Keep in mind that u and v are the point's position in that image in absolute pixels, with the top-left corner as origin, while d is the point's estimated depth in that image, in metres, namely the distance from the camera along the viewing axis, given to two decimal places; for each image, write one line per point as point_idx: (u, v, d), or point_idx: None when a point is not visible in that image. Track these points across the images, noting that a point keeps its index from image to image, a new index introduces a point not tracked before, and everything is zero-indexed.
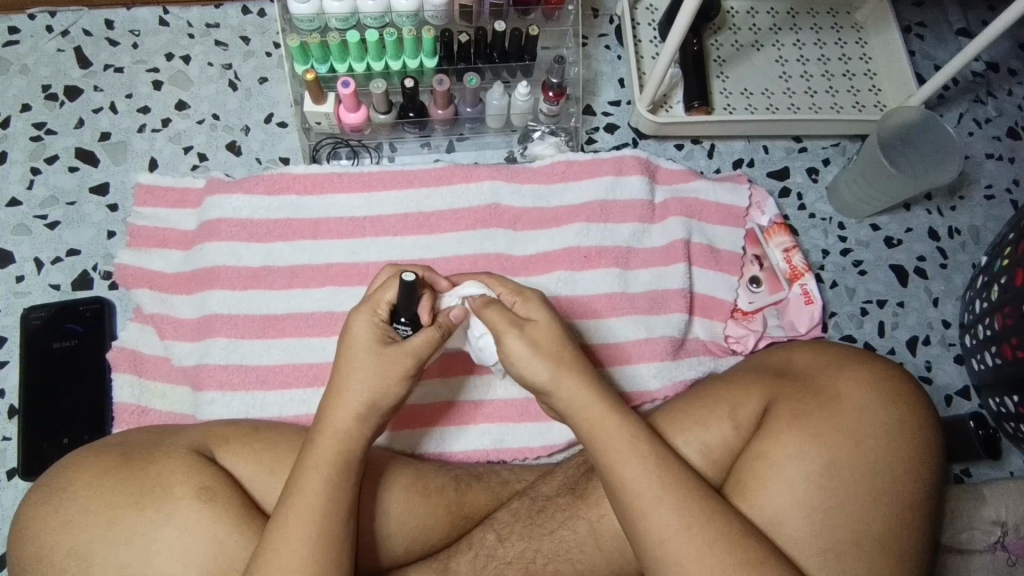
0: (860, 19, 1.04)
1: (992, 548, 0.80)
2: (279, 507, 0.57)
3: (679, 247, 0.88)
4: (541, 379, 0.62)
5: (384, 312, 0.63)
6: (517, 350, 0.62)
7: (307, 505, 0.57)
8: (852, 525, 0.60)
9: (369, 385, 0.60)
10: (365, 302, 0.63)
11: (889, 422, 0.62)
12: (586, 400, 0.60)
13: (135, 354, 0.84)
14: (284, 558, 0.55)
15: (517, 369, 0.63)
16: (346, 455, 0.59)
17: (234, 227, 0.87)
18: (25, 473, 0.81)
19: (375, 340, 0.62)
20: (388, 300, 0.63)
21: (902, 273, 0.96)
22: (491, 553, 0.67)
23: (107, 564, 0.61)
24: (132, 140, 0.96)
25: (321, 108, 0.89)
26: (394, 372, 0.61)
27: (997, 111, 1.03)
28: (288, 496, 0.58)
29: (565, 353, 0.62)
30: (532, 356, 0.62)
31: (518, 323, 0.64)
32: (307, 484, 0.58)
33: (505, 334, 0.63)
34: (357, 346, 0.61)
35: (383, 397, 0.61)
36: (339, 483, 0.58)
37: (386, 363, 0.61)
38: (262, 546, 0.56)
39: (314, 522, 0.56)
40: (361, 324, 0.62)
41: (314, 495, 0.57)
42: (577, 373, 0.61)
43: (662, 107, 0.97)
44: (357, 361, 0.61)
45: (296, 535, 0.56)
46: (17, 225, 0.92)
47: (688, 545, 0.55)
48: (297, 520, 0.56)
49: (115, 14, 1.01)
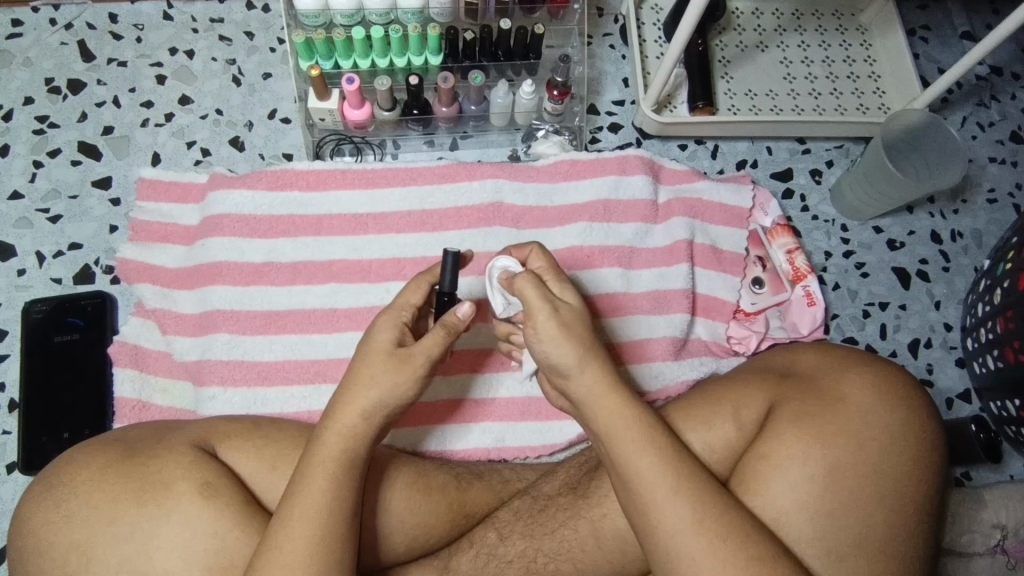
0: (864, 21, 1.04)
1: (992, 551, 0.80)
2: (282, 506, 0.57)
3: (682, 247, 0.88)
4: (568, 365, 0.61)
5: (407, 315, 0.65)
6: (547, 331, 0.62)
7: (311, 502, 0.57)
8: (856, 527, 0.60)
9: (383, 386, 0.61)
10: (392, 304, 0.65)
11: (893, 423, 0.62)
12: (607, 388, 0.61)
13: (136, 348, 0.84)
14: (287, 555, 0.55)
15: (545, 350, 0.62)
16: (352, 453, 0.59)
17: (237, 222, 0.87)
18: (25, 467, 0.81)
19: (394, 341, 0.63)
20: (411, 302, 0.65)
21: (905, 276, 0.96)
22: (492, 552, 0.67)
23: (108, 560, 0.61)
24: (136, 134, 0.96)
25: (325, 104, 0.88)
26: (405, 374, 0.61)
27: (1001, 115, 1.03)
28: (293, 494, 0.57)
29: (590, 338, 0.63)
30: (562, 337, 0.61)
31: (551, 303, 0.63)
32: (311, 482, 0.57)
33: (536, 314, 0.62)
34: (378, 342, 0.62)
35: (396, 401, 0.61)
36: (344, 480, 0.58)
37: (399, 363, 0.61)
38: (264, 543, 0.56)
39: (319, 520, 0.56)
40: (388, 321, 0.64)
41: (320, 494, 0.57)
42: (595, 359, 0.62)
43: (667, 107, 0.98)
44: (372, 357, 0.62)
45: (300, 533, 0.55)
46: (19, 218, 0.92)
47: (700, 537, 0.55)
48: (302, 518, 0.56)
49: (119, 8, 1.01)
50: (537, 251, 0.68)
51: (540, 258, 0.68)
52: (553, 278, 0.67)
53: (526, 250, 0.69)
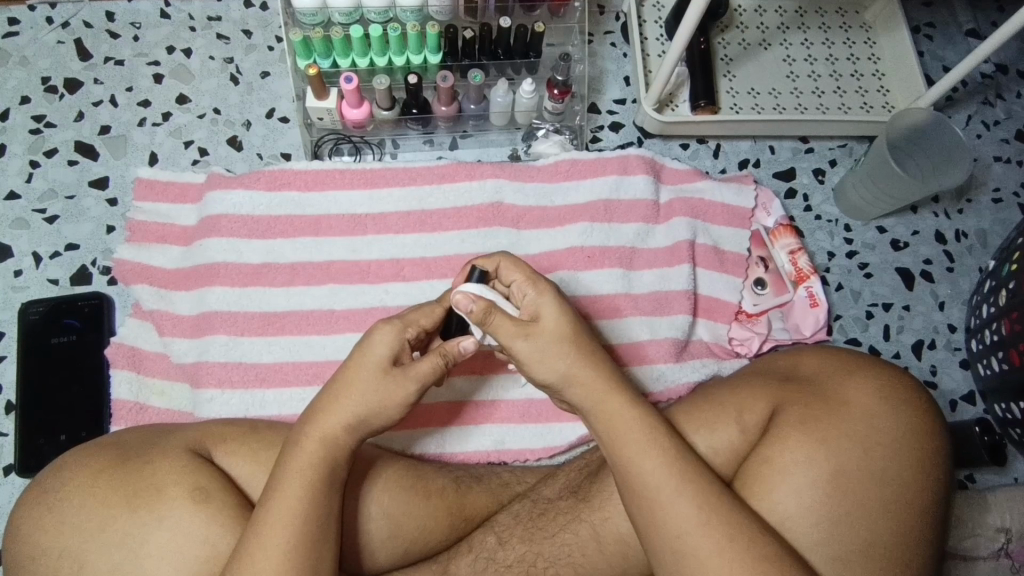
0: (868, 18, 1.03)
1: (996, 555, 0.79)
2: (261, 506, 0.57)
3: (684, 248, 0.87)
4: (554, 373, 0.61)
5: (412, 332, 0.63)
6: (526, 355, 0.61)
7: (287, 509, 0.56)
8: (861, 532, 0.59)
9: (365, 403, 0.60)
10: (398, 316, 0.63)
11: (899, 429, 0.61)
12: (605, 395, 0.60)
13: (134, 350, 0.84)
14: (260, 561, 0.54)
15: (531, 371, 0.62)
16: (327, 459, 0.59)
17: (235, 223, 0.86)
18: (22, 470, 0.81)
19: (387, 357, 0.61)
20: (420, 323, 0.64)
21: (909, 276, 0.95)
22: (491, 556, 0.66)
23: (99, 565, 0.60)
24: (133, 133, 0.95)
25: (322, 103, 0.87)
26: (391, 398, 0.61)
27: (1006, 113, 1.02)
28: (268, 497, 0.57)
29: (579, 348, 0.62)
30: (551, 351, 0.61)
31: (523, 330, 0.61)
32: (286, 487, 0.57)
33: (511, 343, 0.61)
34: (372, 356, 0.61)
35: (376, 417, 0.61)
36: (319, 489, 0.57)
37: (389, 381, 0.61)
38: (242, 544, 0.55)
39: (290, 527, 0.55)
40: (385, 335, 0.62)
41: (294, 500, 0.56)
42: (589, 367, 0.61)
43: (668, 106, 0.97)
44: (365, 372, 0.61)
45: (273, 539, 0.55)
46: (16, 218, 0.91)
47: (707, 538, 0.54)
48: (275, 525, 0.55)
49: (116, 6, 1.00)
50: (508, 261, 0.64)
51: (513, 271, 0.64)
52: (531, 291, 0.63)
53: (496, 260, 0.65)
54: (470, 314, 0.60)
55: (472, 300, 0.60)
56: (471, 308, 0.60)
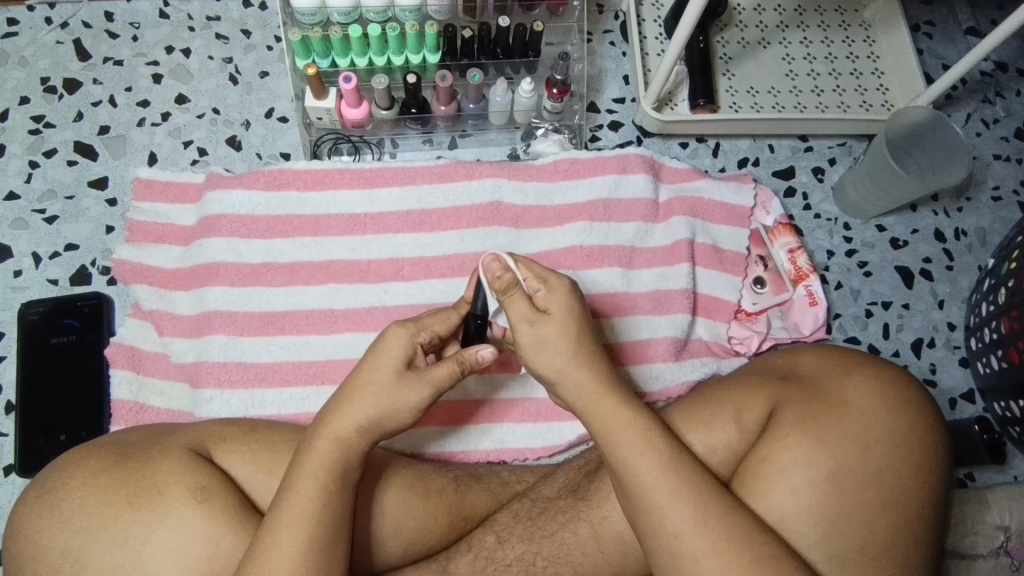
0: (868, 17, 1.03)
1: (995, 553, 0.79)
2: (274, 507, 0.57)
3: (683, 247, 0.87)
4: (553, 370, 0.62)
5: (424, 336, 0.63)
6: (529, 343, 0.62)
7: (303, 509, 0.56)
8: (859, 531, 0.59)
9: (378, 404, 0.60)
10: (411, 319, 0.64)
11: (897, 429, 0.61)
12: (598, 396, 0.61)
13: (133, 350, 0.84)
14: (276, 560, 0.54)
15: (532, 362, 0.63)
16: (343, 461, 0.59)
17: (235, 223, 0.86)
18: (23, 470, 0.81)
19: (401, 360, 0.62)
20: (435, 329, 0.64)
21: (908, 274, 0.95)
22: (491, 555, 0.67)
23: (100, 565, 0.60)
24: (133, 133, 0.95)
25: (321, 103, 0.87)
26: (405, 402, 0.61)
27: (1006, 111, 1.02)
28: (283, 496, 0.57)
29: (579, 347, 0.62)
30: (551, 346, 0.62)
31: (533, 317, 0.62)
32: (302, 486, 0.57)
33: (518, 326, 0.62)
34: (386, 358, 0.61)
35: (390, 419, 0.61)
36: (333, 489, 0.58)
37: (401, 384, 0.61)
38: (255, 546, 0.55)
39: (308, 526, 0.56)
40: (400, 338, 0.62)
41: (309, 500, 0.56)
42: (587, 367, 0.61)
43: (668, 105, 0.97)
44: (377, 374, 0.61)
45: (290, 539, 0.55)
46: (16, 219, 0.92)
47: (703, 539, 0.54)
48: (290, 525, 0.55)
49: (115, 6, 1.00)
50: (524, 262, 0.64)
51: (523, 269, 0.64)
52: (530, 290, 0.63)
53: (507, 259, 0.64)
54: (494, 280, 0.62)
55: (502, 269, 0.63)
56: (498, 275, 0.62)
